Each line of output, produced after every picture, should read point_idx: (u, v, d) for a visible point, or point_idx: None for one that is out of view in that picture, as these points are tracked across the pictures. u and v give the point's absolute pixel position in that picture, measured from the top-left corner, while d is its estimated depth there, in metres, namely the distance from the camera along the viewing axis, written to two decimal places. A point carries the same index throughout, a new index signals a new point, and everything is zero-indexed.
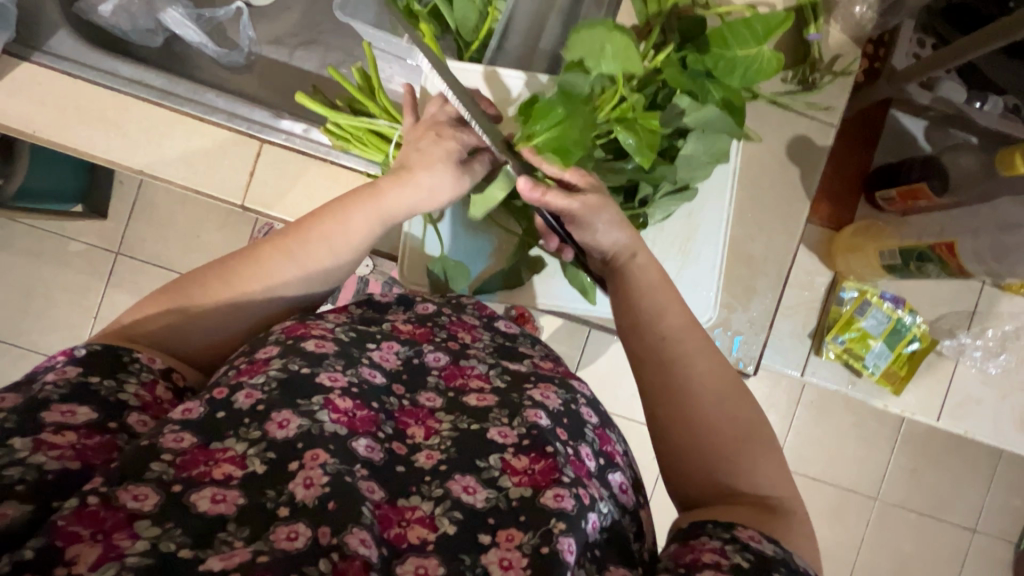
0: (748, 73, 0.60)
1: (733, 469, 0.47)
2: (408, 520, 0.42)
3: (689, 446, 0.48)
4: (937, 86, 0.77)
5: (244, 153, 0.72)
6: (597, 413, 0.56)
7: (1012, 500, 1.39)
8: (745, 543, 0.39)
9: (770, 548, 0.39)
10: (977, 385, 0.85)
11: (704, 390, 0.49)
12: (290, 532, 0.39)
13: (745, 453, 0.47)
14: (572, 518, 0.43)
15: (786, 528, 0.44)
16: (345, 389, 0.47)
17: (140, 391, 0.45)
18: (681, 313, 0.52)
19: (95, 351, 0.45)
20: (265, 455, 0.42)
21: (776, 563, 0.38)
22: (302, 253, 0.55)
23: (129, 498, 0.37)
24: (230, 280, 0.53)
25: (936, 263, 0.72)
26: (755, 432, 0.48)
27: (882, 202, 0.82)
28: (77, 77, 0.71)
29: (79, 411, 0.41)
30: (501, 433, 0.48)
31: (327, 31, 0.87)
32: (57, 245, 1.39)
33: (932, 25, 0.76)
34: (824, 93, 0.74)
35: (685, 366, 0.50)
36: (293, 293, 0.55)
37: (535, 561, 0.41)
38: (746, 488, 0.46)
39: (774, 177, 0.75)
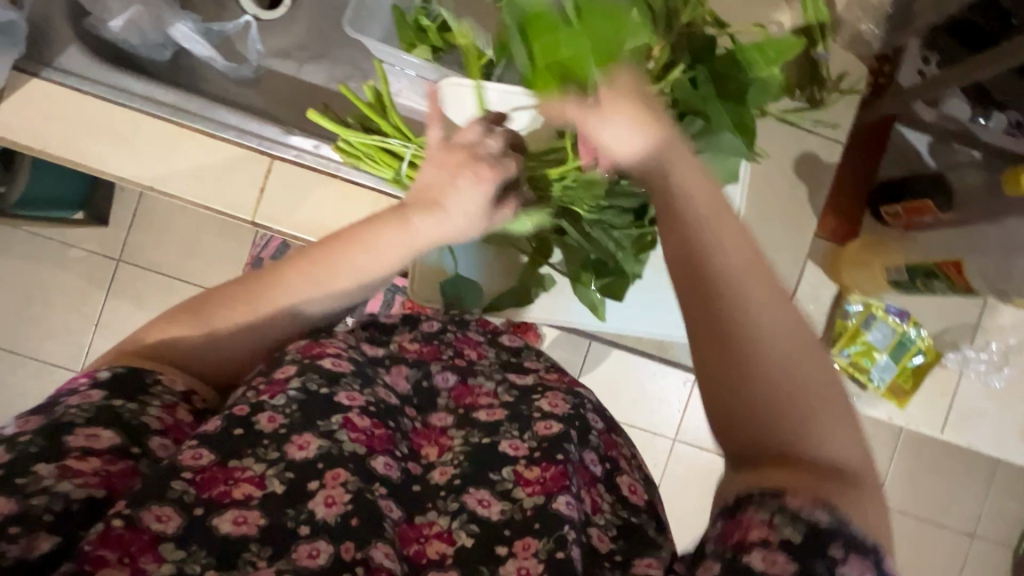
0: (759, 94, 0.60)
1: (797, 434, 0.38)
2: (426, 536, 0.44)
3: (744, 402, 0.39)
4: (942, 103, 0.77)
5: (255, 169, 0.72)
6: (603, 419, 0.57)
7: (1010, 506, 1.40)
8: (798, 514, 0.35)
9: (824, 518, 0.35)
10: (980, 398, 0.86)
11: (770, 342, 0.39)
12: (312, 550, 0.39)
13: (818, 417, 0.38)
14: (579, 525, 0.44)
15: (859, 503, 0.36)
16: (363, 409, 0.47)
17: (163, 413, 0.44)
18: (741, 250, 0.42)
19: (119, 374, 0.44)
20: (284, 475, 0.42)
21: (830, 539, 0.34)
22: (328, 277, 0.53)
23: (152, 519, 0.37)
24: (253, 299, 0.52)
25: (942, 281, 0.74)
26: (830, 398, 0.39)
27: (887, 216, 0.83)
28: (89, 93, 0.71)
29: (103, 434, 0.40)
30: (513, 445, 0.49)
31: (335, 45, 0.87)
32: (57, 253, 1.39)
33: (937, 41, 0.76)
34: (830, 111, 0.74)
35: (748, 313, 0.40)
36: (316, 310, 0.54)
37: (552, 568, 0.41)
38: (813, 455, 0.38)
39: (782, 192, 0.75)
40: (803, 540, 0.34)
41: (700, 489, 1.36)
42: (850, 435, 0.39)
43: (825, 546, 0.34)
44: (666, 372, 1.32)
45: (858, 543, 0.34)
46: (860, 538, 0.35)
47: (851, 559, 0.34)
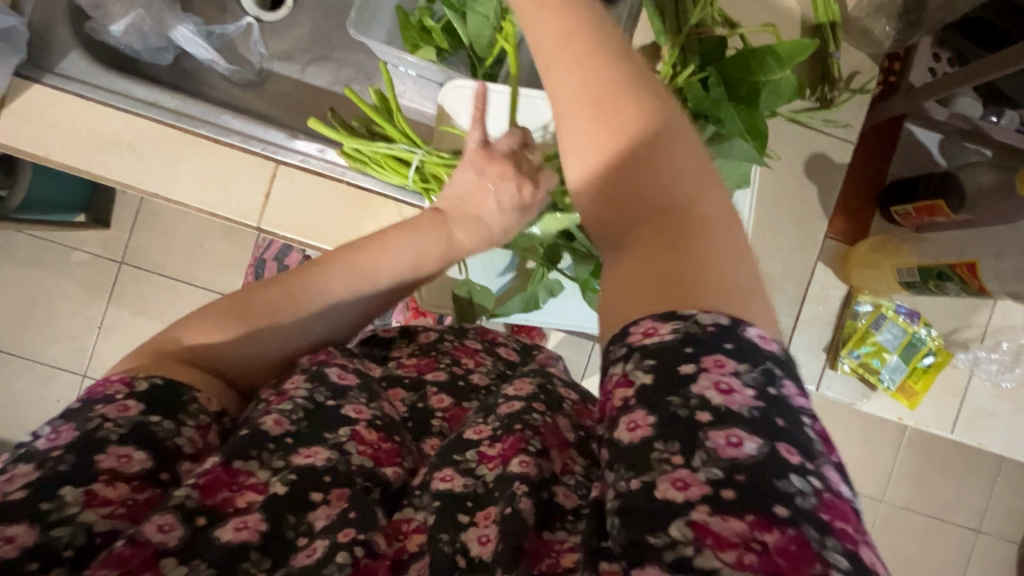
0: (771, 96, 0.59)
1: (649, 212, 0.39)
2: (404, 533, 0.41)
3: (607, 202, 0.41)
4: (953, 103, 0.77)
5: (260, 175, 0.72)
6: (579, 392, 0.53)
7: (1015, 503, 1.40)
8: (638, 343, 0.33)
9: (668, 332, 0.33)
10: (991, 399, 0.85)
11: (624, 124, 0.40)
12: (308, 548, 0.38)
13: (666, 188, 0.38)
14: (536, 483, 0.41)
15: (704, 265, 0.35)
16: (370, 422, 0.46)
17: (195, 435, 0.42)
18: (599, 39, 0.42)
19: (157, 385, 0.42)
20: (287, 477, 0.40)
21: (680, 348, 0.32)
22: (370, 272, 0.55)
23: (154, 530, 0.36)
24: (296, 299, 0.52)
25: (955, 282, 0.73)
26: (685, 168, 0.39)
27: (897, 216, 0.83)
28: (93, 99, 0.70)
29: (135, 456, 0.38)
30: (477, 429, 0.46)
31: (338, 47, 0.86)
32: (60, 256, 1.38)
33: (949, 41, 0.75)
34: (842, 111, 0.73)
35: (602, 92, 0.40)
36: (354, 307, 0.55)
37: (505, 527, 0.39)
38: (659, 210, 0.38)
39: (792, 193, 0.75)
40: (657, 379, 0.32)
41: None
42: (704, 192, 0.38)
43: (678, 376, 0.31)
44: None
45: (708, 344, 0.32)
46: (707, 331, 0.32)
47: (705, 369, 0.31)
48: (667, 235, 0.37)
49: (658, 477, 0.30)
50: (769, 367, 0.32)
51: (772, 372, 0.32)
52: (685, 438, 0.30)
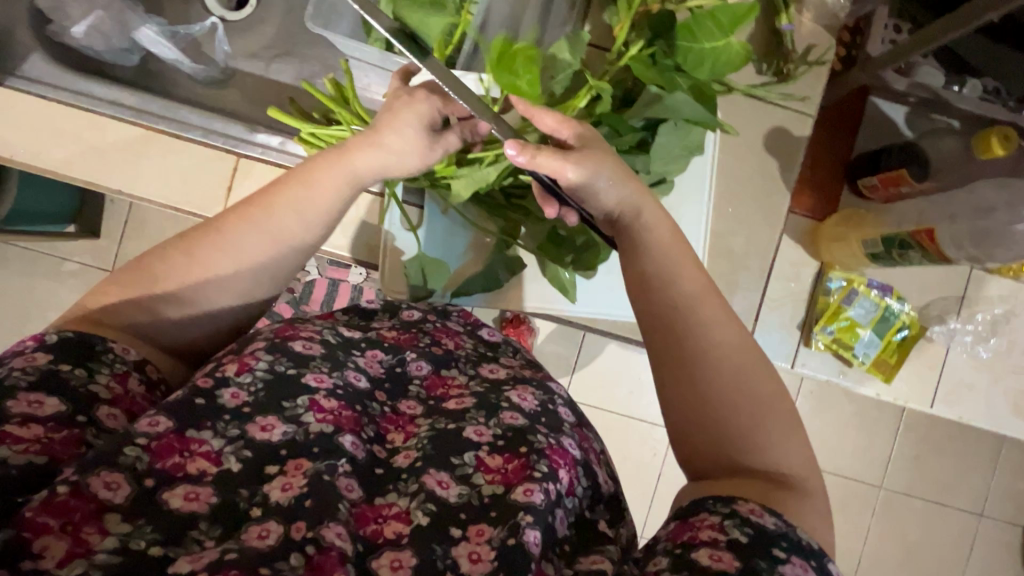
0: (717, 65, 0.61)
1: (750, 447, 0.46)
2: (385, 517, 0.44)
3: (699, 423, 0.48)
4: (914, 71, 0.76)
5: (221, 168, 0.73)
6: (575, 414, 0.58)
7: (1015, 484, 1.37)
8: (745, 517, 0.40)
9: (772, 523, 0.40)
10: (969, 370, 0.85)
11: (716, 364, 0.47)
12: (262, 531, 0.40)
13: (756, 422, 0.46)
14: (544, 508, 0.44)
15: (795, 502, 0.44)
16: (330, 390, 0.49)
17: (112, 383, 0.44)
18: (695, 278, 0.50)
19: (67, 338, 0.43)
20: (241, 453, 0.43)
21: (775, 537, 0.39)
22: (271, 222, 0.52)
23: (101, 486, 0.38)
24: (195, 254, 0.50)
25: (916, 250, 0.71)
26: (774, 411, 0.47)
27: (865, 189, 0.82)
28: (52, 98, 0.71)
29: (46, 401, 0.40)
30: (477, 431, 0.50)
31: (302, 44, 0.87)
32: (51, 265, 1.40)
33: (906, 10, 0.75)
34: (799, 83, 0.73)
35: (693, 335, 0.48)
36: (267, 264, 0.53)
37: (502, 553, 0.42)
38: (754, 454, 0.46)
39: (753, 168, 0.75)
40: (750, 541, 0.39)
41: None
42: (785, 436, 0.47)
43: (770, 547, 0.39)
44: None
45: (798, 546, 0.40)
46: (806, 544, 0.40)
47: (793, 561, 0.39)
48: (764, 472, 0.45)
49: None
50: (829, 568, 0.40)
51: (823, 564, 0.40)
52: None
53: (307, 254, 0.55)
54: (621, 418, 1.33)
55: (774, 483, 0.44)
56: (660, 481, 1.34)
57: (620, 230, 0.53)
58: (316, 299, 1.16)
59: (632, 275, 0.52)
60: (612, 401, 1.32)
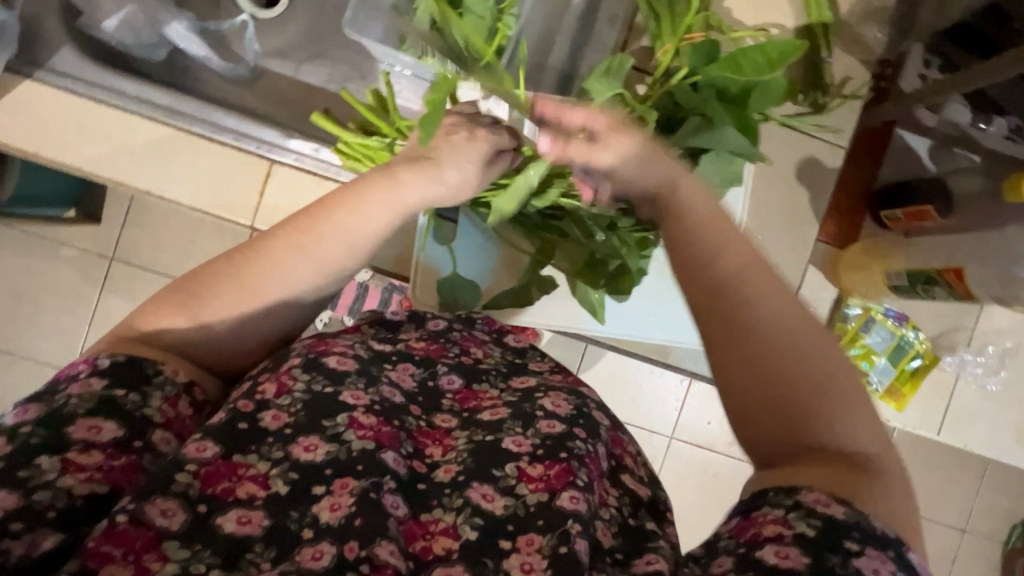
0: (759, 97, 0.60)
1: (819, 424, 0.44)
2: (432, 533, 0.45)
3: (760, 402, 0.45)
4: (943, 109, 0.78)
5: (254, 174, 0.71)
6: (608, 416, 0.58)
7: (1000, 501, 1.42)
8: (811, 508, 0.39)
9: (841, 512, 0.39)
10: (976, 400, 0.86)
11: (777, 336, 0.45)
12: (315, 552, 0.40)
13: (823, 396, 0.44)
14: (586, 517, 0.45)
15: (872, 489, 0.41)
16: (368, 407, 0.48)
17: (163, 406, 0.44)
18: (738, 252, 0.48)
19: (118, 362, 0.43)
20: (287, 476, 0.43)
21: (847, 528, 0.38)
22: (319, 250, 0.51)
23: (157, 514, 0.38)
24: (241, 276, 0.49)
25: (942, 287, 0.73)
26: (840, 381, 0.45)
27: (887, 220, 0.84)
28: (82, 94, 0.69)
29: (105, 426, 0.40)
30: (516, 442, 0.50)
31: (334, 45, 0.85)
32: (49, 250, 1.37)
33: (939, 46, 0.75)
34: (832, 116, 0.74)
35: (748, 308, 0.46)
36: (315, 291, 0.52)
37: (555, 560, 0.42)
38: (824, 430, 0.44)
39: (784, 197, 0.76)
40: (818, 536, 0.38)
41: (698, 487, 1.36)
42: (854, 409, 0.44)
43: (841, 540, 0.38)
44: (664, 371, 1.32)
45: (871, 535, 0.38)
46: (880, 534, 0.39)
47: (869, 553, 0.37)
48: (835, 451, 0.43)
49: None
50: (909, 563, 0.38)
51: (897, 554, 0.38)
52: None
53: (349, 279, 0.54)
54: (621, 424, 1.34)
55: (850, 467, 0.42)
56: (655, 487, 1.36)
57: (661, 208, 0.52)
58: None
59: (679, 247, 0.50)
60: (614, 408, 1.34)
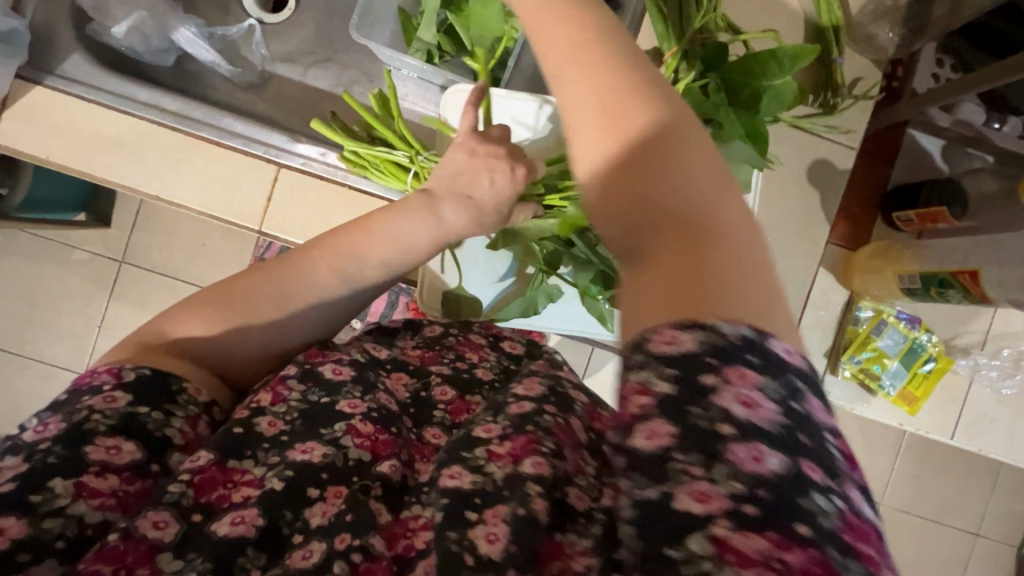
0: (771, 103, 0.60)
1: (661, 213, 0.34)
2: (412, 530, 0.42)
3: (624, 210, 0.35)
4: (957, 109, 0.77)
5: (261, 178, 0.72)
6: (587, 396, 0.55)
7: (1014, 505, 1.40)
8: (656, 351, 0.30)
9: (688, 341, 0.29)
10: (991, 404, 0.85)
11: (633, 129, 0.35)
12: (305, 552, 0.40)
13: (686, 186, 0.34)
14: (551, 484, 0.41)
15: (733, 286, 0.31)
16: (366, 415, 0.47)
17: (184, 427, 0.43)
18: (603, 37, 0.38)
19: (144, 376, 0.43)
20: (282, 474, 0.42)
21: (701, 366, 0.29)
22: (353, 270, 0.54)
23: (149, 526, 0.38)
24: (276, 292, 0.52)
25: (957, 289, 0.72)
26: (693, 160, 0.35)
27: (899, 222, 0.83)
28: (95, 100, 0.70)
29: (124, 447, 0.40)
30: (487, 428, 0.46)
31: (341, 49, 0.86)
32: (60, 253, 1.38)
33: (953, 46, 0.76)
34: (845, 117, 0.73)
35: (607, 90, 0.36)
36: (343, 305, 0.55)
37: (517, 530, 0.39)
38: (673, 221, 0.34)
39: (795, 199, 0.75)
40: (680, 392, 0.29)
41: None
42: (724, 197, 0.34)
43: (699, 381, 0.29)
44: None
45: (730, 354, 0.29)
46: (731, 345, 0.29)
47: (728, 381, 0.29)
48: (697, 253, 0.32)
49: (677, 488, 0.28)
50: (793, 383, 0.29)
51: (795, 386, 0.29)
52: (701, 450, 0.28)
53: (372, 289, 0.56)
54: None
55: (706, 260, 0.32)
56: None
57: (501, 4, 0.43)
58: None
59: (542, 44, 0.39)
60: None
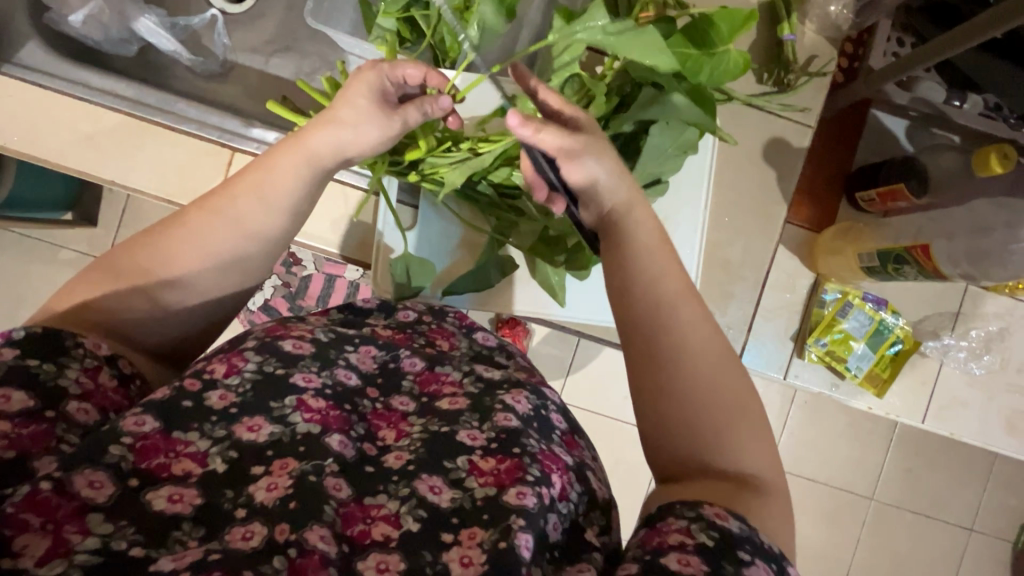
0: (715, 73, 0.58)
1: (715, 443, 0.44)
2: (372, 517, 0.43)
3: (665, 416, 0.45)
4: (914, 87, 0.76)
5: (216, 163, 0.72)
6: (568, 421, 0.57)
7: (1008, 500, 1.37)
8: (712, 521, 0.38)
9: (735, 526, 0.38)
10: (963, 387, 0.84)
11: (694, 366, 0.45)
12: (245, 532, 0.40)
13: (733, 423, 0.45)
14: (535, 512, 0.44)
15: (763, 503, 0.42)
16: (319, 390, 0.49)
17: (83, 377, 0.43)
18: (677, 281, 0.48)
19: (34, 334, 0.42)
20: (227, 454, 0.43)
21: (740, 540, 0.37)
22: (234, 211, 0.51)
23: (84, 485, 0.38)
24: (157, 246, 0.49)
25: (912, 266, 0.72)
26: (737, 401, 0.45)
27: (862, 203, 0.82)
28: (48, 85, 0.70)
29: (14, 396, 0.39)
30: (471, 435, 0.49)
31: (304, 38, 0.86)
32: (46, 253, 1.39)
33: (911, 24, 0.75)
34: (801, 95, 0.73)
35: (669, 321, 0.47)
36: (236, 257, 0.51)
37: (493, 557, 0.41)
38: (725, 452, 0.44)
39: (751, 179, 0.75)
40: (717, 547, 0.36)
41: None
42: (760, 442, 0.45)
43: (735, 551, 0.36)
44: None
45: (761, 549, 0.37)
46: (768, 548, 0.38)
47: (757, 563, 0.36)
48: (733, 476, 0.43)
49: None
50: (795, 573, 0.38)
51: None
52: None
53: (275, 245, 0.53)
54: (613, 423, 1.32)
55: (746, 488, 0.42)
56: (650, 484, 1.33)
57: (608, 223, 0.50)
58: (312, 294, 1.16)
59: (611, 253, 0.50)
60: (604, 405, 1.32)
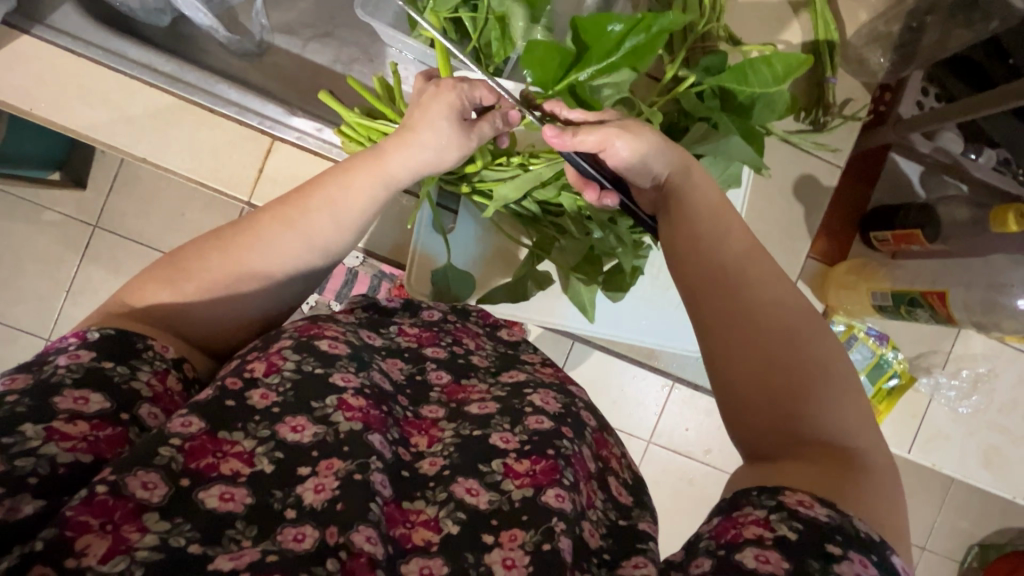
0: (761, 110, 0.62)
1: (807, 412, 0.42)
2: (413, 522, 0.44)
3: (752, 391, 0.43)
4: (937, 137, 0.79)
5: (254, 149, 0.70)
6: (596, 418, 0.58)
7: (959, 522, 1.46)
8: (794, 510, 0.36)
9: (823, 515, 0.36)
10: (947, 422, 0.89)
11: (768, 328, 0.44)
12: (297, 534, 0.39)
13: (824, 394, 0.42)
14: (570, 517, 0.45)
15: (866, 484, 0.39)
16: (358, 389, 0.47)
17: (152, 380, 0.43)
18: (742, 241, 0.48)
19: (108, 336, 0.43)
20: (273, 455, 0.42)
21: (830, 531, 0.35)
22: (305, 223, 0.51)
23: (138, 487, 0.37)
24: (224, 250, 0.49)
25: (925, 309, 0.76)
26: (828, 366, 0.43)
27: (876, 242, 0.86)
28: (82, 54, 0.68)
29: (92, 398, 0.39)
30: (504, 438, 0.49)
31: (343, 25, 0.85)
32: (29, 212, 1.32)
33: (938, 76, 0.79)
34: (835, 135, 0.76)
35: (744, 291, 0.45)
36: (299, 267, 0.52)
37: (537, 559, 0.42)
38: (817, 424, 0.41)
39: (780, 211, 0.77)
40: (800, 537, 0.35)
41: (671, 492, 1.38)
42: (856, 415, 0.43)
43: (824, 544, 0.34)
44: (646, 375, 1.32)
45: (855, 541, 0.35)
46: (864, 538, 0.35)
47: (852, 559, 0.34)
48: (826, 446, 0.41)
49: None
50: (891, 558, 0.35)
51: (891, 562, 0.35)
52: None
53: (337, 257, 0.54)
54: None
55: (847, 468, 0.40)
56: None
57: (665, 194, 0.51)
58: None
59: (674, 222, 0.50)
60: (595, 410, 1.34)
